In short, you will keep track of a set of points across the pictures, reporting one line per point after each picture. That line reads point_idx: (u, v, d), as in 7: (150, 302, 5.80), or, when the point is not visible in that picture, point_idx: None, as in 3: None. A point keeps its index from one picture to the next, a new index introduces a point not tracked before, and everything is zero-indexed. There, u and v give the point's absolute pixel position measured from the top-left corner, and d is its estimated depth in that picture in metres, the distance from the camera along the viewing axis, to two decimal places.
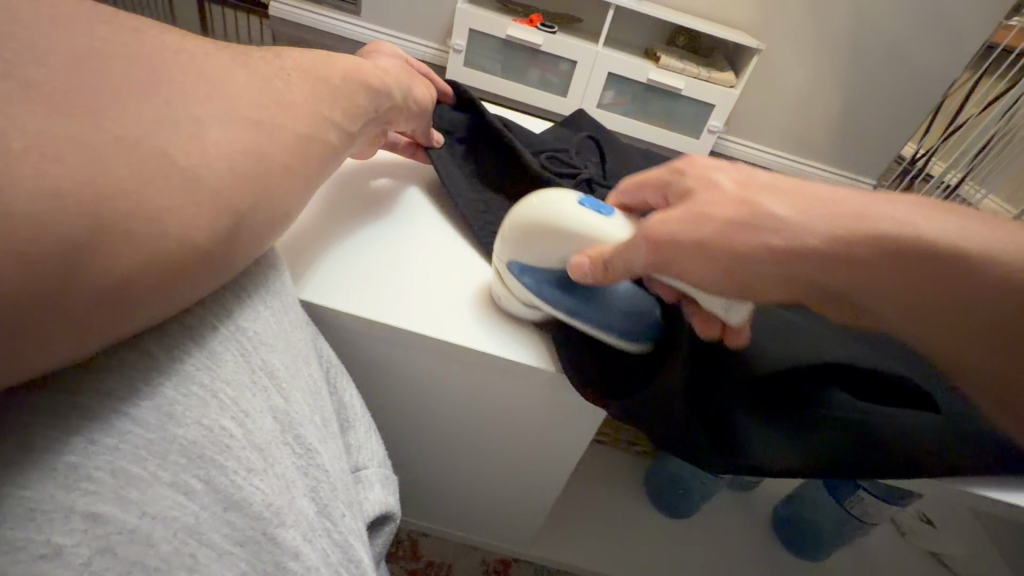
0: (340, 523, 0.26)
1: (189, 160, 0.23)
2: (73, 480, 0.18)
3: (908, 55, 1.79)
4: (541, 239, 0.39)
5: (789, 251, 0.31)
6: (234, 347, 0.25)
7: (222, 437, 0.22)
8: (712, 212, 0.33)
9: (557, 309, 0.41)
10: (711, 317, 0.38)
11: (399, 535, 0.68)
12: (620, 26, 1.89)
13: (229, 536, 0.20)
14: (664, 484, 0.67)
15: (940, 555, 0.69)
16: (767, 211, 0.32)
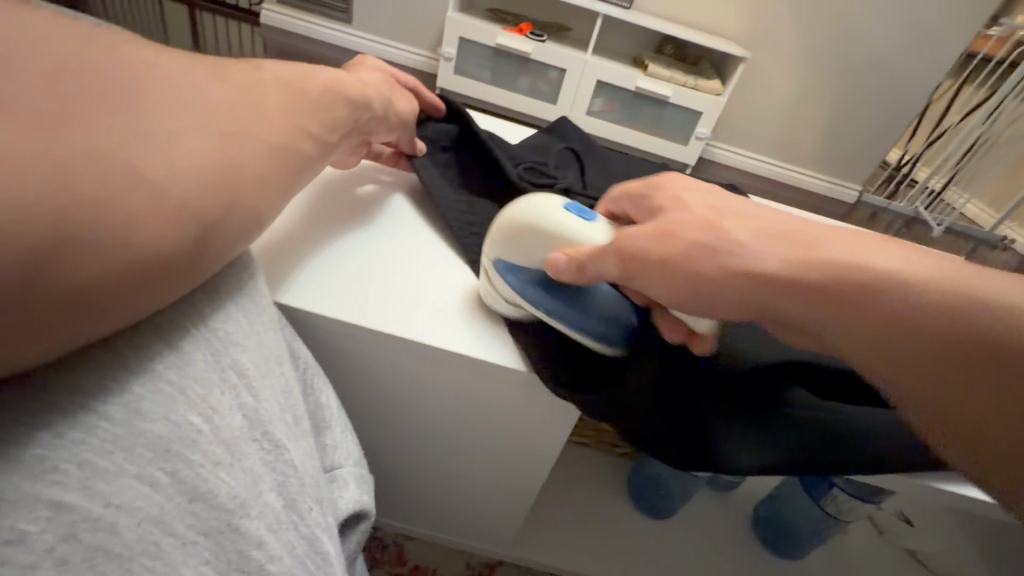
0: (308, 517, 0.26)
1: (162, 167, 0.24)
2: (40, 471, 0.19)
3: (890, 64, 1.83)
4: (527, 239, 0.40)
5: (755, 272, 0.31)
6: (204, 347, 0.26)
7: (189, 432, 0.23)
8: (678, 232, 0.34)
9: (537, 310, 0.42)
10: (678, 321, 0.39)
11: (384, 539, 0.68)
12: (608, 35, 1.92)
13: (193, 526, 0.21)
14: (644, 484, 0.68)
15: (916, 554, 0.70)
16: (729, 232, 0.33)
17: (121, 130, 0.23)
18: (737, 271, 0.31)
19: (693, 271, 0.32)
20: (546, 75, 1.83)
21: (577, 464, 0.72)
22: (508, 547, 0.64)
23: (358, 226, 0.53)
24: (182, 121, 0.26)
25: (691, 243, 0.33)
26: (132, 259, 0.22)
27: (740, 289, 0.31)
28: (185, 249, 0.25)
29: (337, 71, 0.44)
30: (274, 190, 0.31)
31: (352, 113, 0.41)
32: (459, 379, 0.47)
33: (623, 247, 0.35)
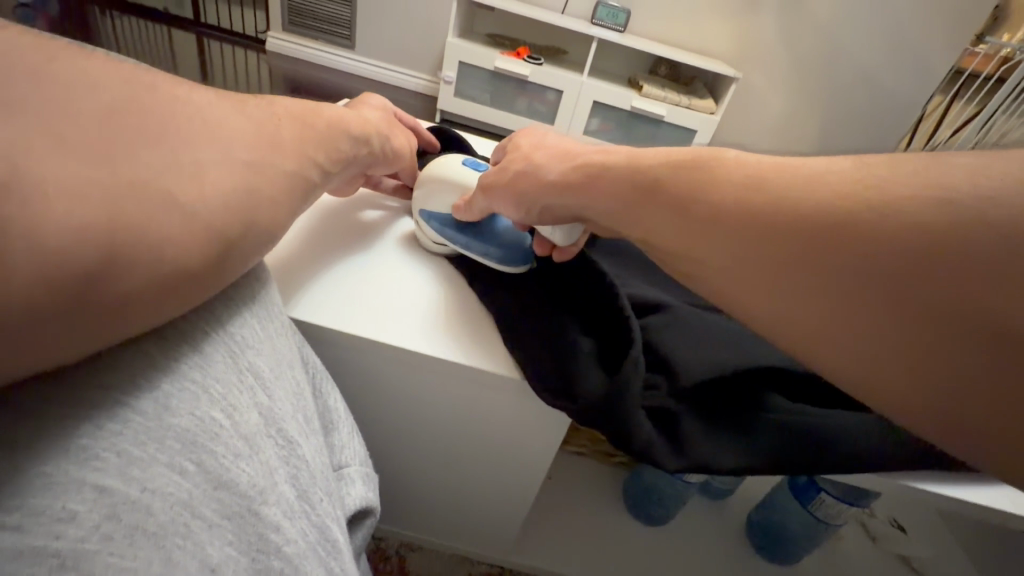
0: (318, 507, 0.29)
1: (189, 197, 0.26)
2: (84, 458, 0.21)
3: (878, 82, 1.88)
4: (440, 188, 0.55)
5: (543, 179, 0.45)
6: (223, 351, 0.29)
7: (211, 426, 0.25)
8: (511, 166, 0.48)
9: (454, 244, 0.54)
10: (543, 240, 0.53)
11: (387, 549, 0.70)
12: (603, 57, 1.99)
13: (217, 510, 0.24)
14: (639, 492, 0.69)
15: (911, 559, 0.71)
16: (537, 159, 0.47)
17: (157, 158, 0.26)
18: (541, 185, 0.45)
19: (513, 188, 0.47)
20: (543, 96, 1.89)
21: (573, 472, 0.74)
22: (507, 553, 0.66)
23: (360, 246, 0.56)
24: (208, 151, 0.29)
25: (515, 172, 0.47)
26: (165, 272, 0.25)
27: (542, 195, 0.45)
28: (208, 264, 0.28)
29: (341, 108, 0.47)
30: (285, 211, 0.34)
31: (351, 147, 0.45)
32: (457, 387, 0.50)
33: (482, 186, 0.50)
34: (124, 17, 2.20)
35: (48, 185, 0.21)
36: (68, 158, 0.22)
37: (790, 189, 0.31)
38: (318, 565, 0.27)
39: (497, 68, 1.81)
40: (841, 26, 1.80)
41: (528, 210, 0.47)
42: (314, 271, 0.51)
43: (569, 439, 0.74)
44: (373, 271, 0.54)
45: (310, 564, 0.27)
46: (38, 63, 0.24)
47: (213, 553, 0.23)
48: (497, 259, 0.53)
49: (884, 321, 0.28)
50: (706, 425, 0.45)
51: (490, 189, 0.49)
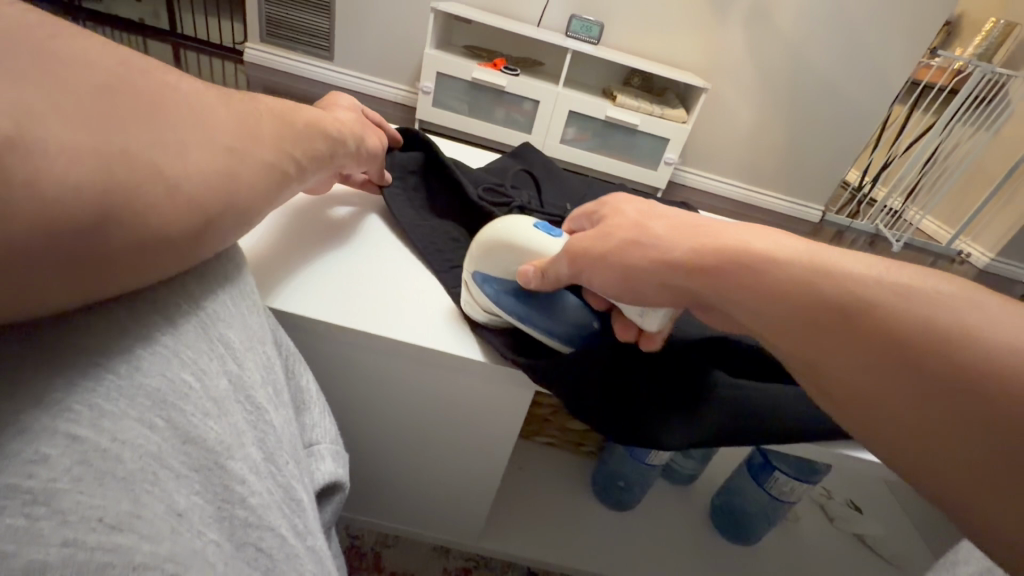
0: (284, 469, 0.31)
1: (173, 172, 0.29)
2: (58, 409, 0.23)
3: (840, 92, 1.97)
4: (505, 252, 0.48)
5: (662, 253, 0.39)
6: (196, 324, 0.31)
7: (181, 388, 0.28)
8: (615, 233, 0.42)
9: (511, 316, 0.49)
10: (628, 322, 0.45)
11: (362, 546, 0.71)
12: (578, 69, 2.05)
13: (186, 462, 0.26)
14: (607, 478, 0.72)
15: (865, 537, 0.75)
16: (653, 230, 0.40)
17: (143, 134, 0.28)
18: (654, 261, 0.39)
19: (623, 263, 0.40)
20: (520, 105, 1.93)
21: (545, 463, 0.76)
22: (479, 542, 0.67)
23: (332, 243, 0.58)
24: (192, 132, 0.31)
25: (624, 241, 0.41)
26: (145, 235, 0.27)
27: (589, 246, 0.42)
28: (187, 236, 0.30)
29: (314, 108, 0.50)
30: (261, 197, 0.36)
31: (326, 145, 0.47)
32: (429, 372, 0.52)
33: (566, 252, 0.43)
34: (99, 28, 2.19)
35: (45, 147, 0.23)
36: (63, 124, 0.24)
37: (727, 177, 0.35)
38: (282, 518, 0.30)
39: (475, 78, 1.85)
40: (805, 39, 1.89)
41: (630, 287, 0.41)
42: (286, 264, 0.53)
43: (540, 430, 0.76)
44: (345, 264, 0.56)
45: (275, 517, 0.29)
46: (32, 42, 0.26)
47: (181, 500, 0.25)
48: (557, 339, 0.49)
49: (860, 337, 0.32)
50: (663, 404, 0.48)
51: (590, 261, 0.42)
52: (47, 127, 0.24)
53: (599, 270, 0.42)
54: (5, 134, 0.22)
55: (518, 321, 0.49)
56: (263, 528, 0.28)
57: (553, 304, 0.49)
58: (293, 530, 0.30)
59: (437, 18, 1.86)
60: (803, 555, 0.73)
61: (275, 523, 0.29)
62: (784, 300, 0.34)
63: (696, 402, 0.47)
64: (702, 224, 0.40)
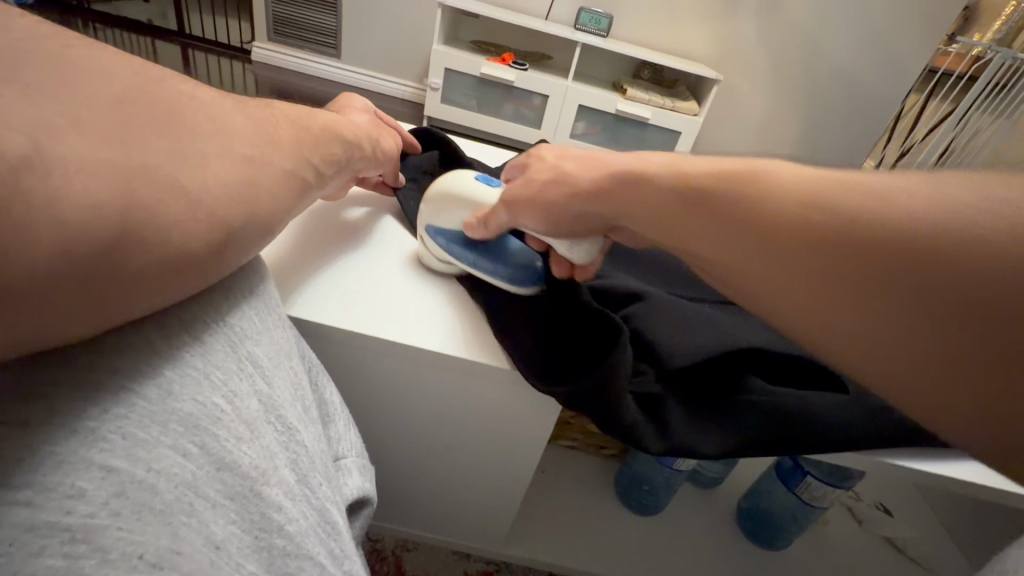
0: (317, 490, 0.31)
1: (193, 186, 0.28)
2: (92, 440, 0.22)
3: (856, 82, 1.93)
4: (448, 202, 0.53)
5: (568, 185, 0.45)
6: (223, 341, 0.30)
7: (213, 411, 0.27)
8: (534, 177, 0.48)
9: (462, 262, 0.53)
10: (560, 258, 0.51)
11: (383, 550, 0.71)
12: (588, 62, 2.02)
13: (221, 491, 0.25)
14: (630, 481, 0.71)
15: (895, 540, 0.74)
16: (564, 170, 0.46)
17: (162, 148, 0.27)
18: (568, 196, 0.44)
19: (543, 198, 0.46)
20: (529, 101, 1.91)
21: (565, 465, 0.75)
22: (500, 547, 0.66)
23: (351, 247, 0.57)
24: (211, 144, 0.30)
25: (544, 182, 0.46)
26: (170, 253, 0.26)
27: (536, 194, 0.46)
28: (209, 251, 0.29)
29: (330, 113, 0.49)
30: (282, 207, 0.35)
31: (343, 149, 0.46)
32: (450, 379, 0.51)
33: (504, 201, 0.48)
34: (108, 30, 2.19)
35: (65, 165, 0.22)
36: (78, 141, 0.23)
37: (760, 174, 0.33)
38: (319, 543, 0.29)
39: (483, 74, 1.83)
40: (819, 28, 1.85)
41: (553, 220, 0.46)
42: (306, 269, 0.52)
43: (560, 433, 0.75)
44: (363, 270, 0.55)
45: (312, 543, 0.28)
46: (46, 56, 0.25)
47: (218, 531, 0.24)
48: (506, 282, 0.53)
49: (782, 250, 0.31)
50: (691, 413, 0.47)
51: (514, 203, 0.48)
52: (65, 144, 0.23)
53: (523, 209, 0.47)
54: (22, 155, 0.21)
55: (468, 267, 0.53)
56: (302, 556, 0.27)
57: (501, 248, 0.53)
58: (330, 555, 0.29)
59: (444, 14, 1.84)
60: (831, 558, 0.72)
61: (313, 550, 0.28)
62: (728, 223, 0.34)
63: (727, 413, 0.47)
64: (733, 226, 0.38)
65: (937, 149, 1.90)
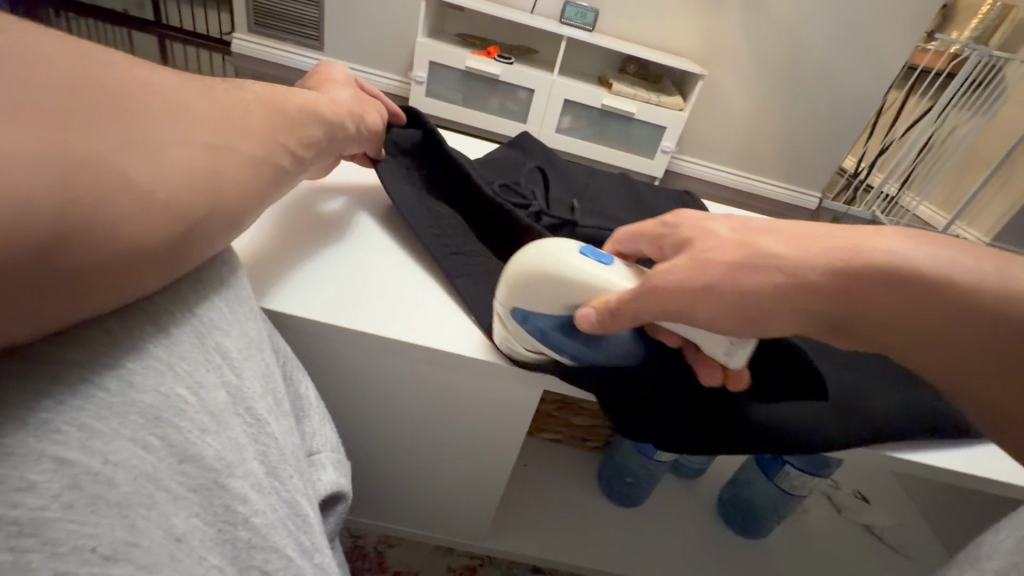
0: (288, 483, 0.30)
1: (146, 179, 0.26)
2: (44, 431, 0.21)
3: (838, 77, 1.95)
4: (545, 286, 0.42)
5: (750, 280, 0.36)
6: (191, 332, 0.30)
7: (177, 403, 0.26)
8: (711, 256, 0.37)
9: (560, 353, 0.45)
10: (713, 361, 0.43)
11: (365, 546, 0.70)
12: (573, 56, 2.02)
13: (183, 483, 0.24)
14: (613, 473, 0.71)
15: (873, 527, 0.75)
16: (749, 254, 0.36)
17: (117, 132, 0.26)
18: (773, 287, 0.35)
19: (738, 291, 0.36)
20: (515, 95, 1.90)
21: (549, 459, 0.75)
22: (484, 541, 0.66)
23: (330, 238, 0.56)
24: (169, 132, 0.28)
25: (733, 263, 0.36)
26: (133, 240, 0.25)
27: (686, 282, 0.37)
28: (166, 247, 0.27)
29: (311, 93, 0.48)
30: (251, 196, 0.34)
31: (323, 134, 0.45)
32: (431, 371, 0.51)
33: (659, 292, 0.37)
34: (81, 20, 2.13)
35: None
36: (26, 122, 0.22)
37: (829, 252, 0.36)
38: (287, 536, 0.29)
39: (468, 67, 1.81)
40: (802, 24, 1.86)
41: (740, 312, 0.36)
42: (283, 259, 0.51)
43: (544, 426, 0.75)
44: (341, 263, 0.53)
45: (279, 535, 0.28)
46: None
47: (179, 524, 0.24)
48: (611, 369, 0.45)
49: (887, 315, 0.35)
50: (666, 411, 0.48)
51: (686, 293, 0.37)
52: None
53: (703, 301, 0.37)
54: None
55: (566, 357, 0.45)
56: (267, 549, 0.27)
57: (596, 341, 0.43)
58: (298, 547, 0.29)
59: (428, 6, 1.82)
60: (811, 545, 0.73)
61: (279, 542, 0.28)
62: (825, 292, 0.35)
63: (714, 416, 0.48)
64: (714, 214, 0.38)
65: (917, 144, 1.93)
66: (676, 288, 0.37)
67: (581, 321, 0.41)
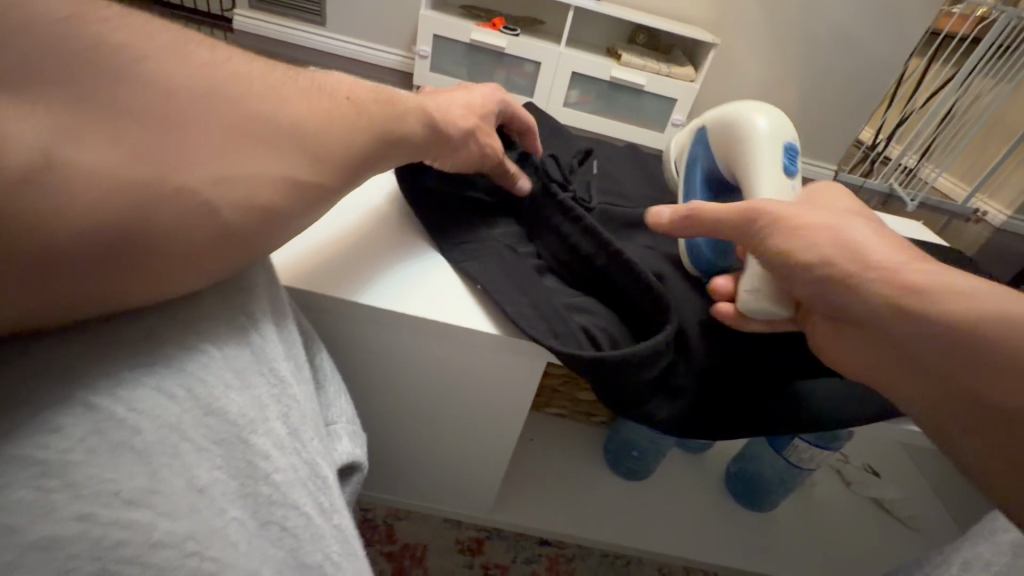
0: (308, 445, 0.33)
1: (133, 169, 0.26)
2: (80, 381, 0.26)
3: (857, 43, 1.87)
4: (728, 134, 0.54)
5: (807, 250, 0.37)
6: (220, 298, 0.33)
7: (202, 357, 0.30)
8: (810, 222, 0.38)
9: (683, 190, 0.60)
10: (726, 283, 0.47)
11: (375, 519, 0.71)
12: (581, 25, 1.95)
13: (207, 435, 0.27)
14: (622, 446, 0.71)
15: (882, 501, 0.75)
16: (821, 230, 0.37)
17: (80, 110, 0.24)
18: (796, 264, 0.38)
19: (807, 255, 0.37)
20: (521, 68, 1.85)
21: (556, 434, 0.75)
22: (491, 514, 0.67)
23: (343, 211, 0.54)
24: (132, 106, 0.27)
25: (813, 228, 0.38)
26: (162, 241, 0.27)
27: (771, 229, 0.40)
28: (211, 242, 0.29)
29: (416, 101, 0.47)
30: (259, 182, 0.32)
31: (403, 129, 0.43)
32: (437, 345, 0.50)
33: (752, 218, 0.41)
34: None
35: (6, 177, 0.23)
36: None
37: (846, 271, 0.36)
38: (307, 496, 0.30)
39: (473, 40, 1.77)
40: None
41: (783, 274, 0.39)
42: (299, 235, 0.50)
43: (551, 401, 0.74)
44: (353, 238, 0.52)
45: (299, 495, 0.30)
46: None
47: (201, 475, 0.26)
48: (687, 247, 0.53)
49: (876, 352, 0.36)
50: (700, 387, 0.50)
51: (771, 236, 0.39)
52: None
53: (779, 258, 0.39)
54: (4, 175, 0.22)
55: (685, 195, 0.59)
56: (287, 507, 0.29)
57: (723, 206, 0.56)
58: (317, 508, 0.31)
59: None
60: (819, 519, 0.73)
61: (299, 500, 0.30)
62: (823, 297, 0.37)
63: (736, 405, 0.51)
64: (786, 207, 0.40)
65: (939, 112, 1.86)
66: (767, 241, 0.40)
67: (653, 214, 0.48)
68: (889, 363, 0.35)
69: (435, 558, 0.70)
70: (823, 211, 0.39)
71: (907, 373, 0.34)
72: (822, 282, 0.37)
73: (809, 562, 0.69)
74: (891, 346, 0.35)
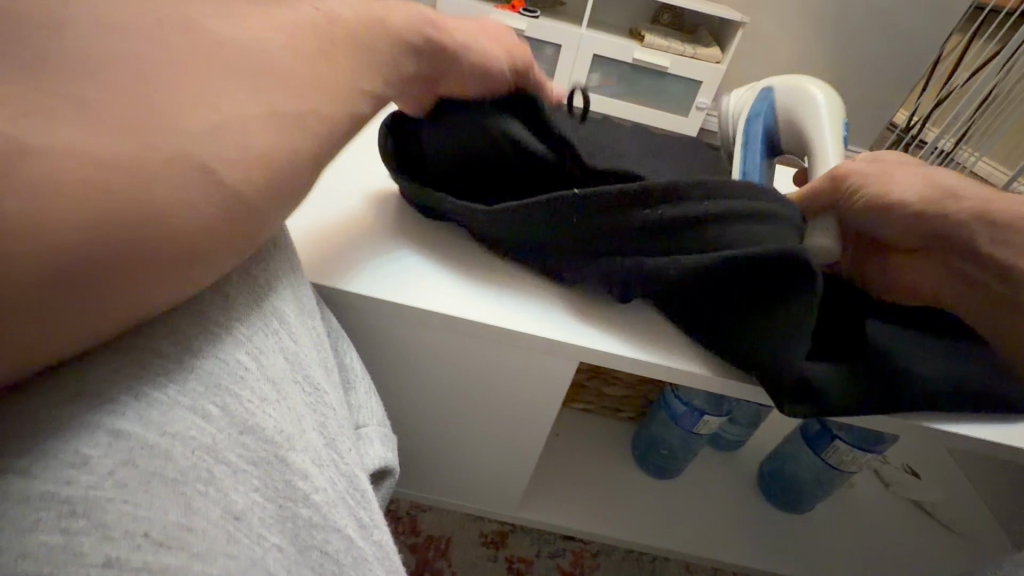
0: (345, 455, 0.34)
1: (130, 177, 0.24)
2: (106, 406, 0.26)
3: (895, 19, 1.77)
4: (798, 103, 0.60)
5: (898, 198, 0.45)
6: (249, 297, 0.34)
7: (237, 369, 0.30)
8: (887, 175, 0.47)
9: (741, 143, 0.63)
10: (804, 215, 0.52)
11: (398, 510, 0.71)
12: (603, 6, 1.89)
13: (243, 456, 0.28)
14: (649, 444, 0.69)
15: (923, 503, 0.72)
16: (886, 180, 0.46)
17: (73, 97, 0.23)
18: (874, 210, 0.46)
19: (886, 197, 0.46)
20: (542, 51, 1.80)
21: (581, 428, 0.74)
22: (515, 510, 0.66)
23: (369, 209, 0.54)
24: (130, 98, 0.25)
25: (876, 179, 0.46)
26: (163, 234, 0.25)
27: (856, 191, 0.47)
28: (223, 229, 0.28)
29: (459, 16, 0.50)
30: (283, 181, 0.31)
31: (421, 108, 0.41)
32: (464, 342, 0.49)
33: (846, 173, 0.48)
34: None
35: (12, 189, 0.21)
36: None
37: (956, 205, 0.44)
38: (347, 515, 0.32)
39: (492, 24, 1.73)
40: None
41: (883, 224, 0.47)
42: (329, 212, 0.52)
43: (577, 395, 0.73)
44: (380, 235, 0.51)
45: (339, 515, 0.31)
46: None
47: (236, 501, 0.27)
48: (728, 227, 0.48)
49: (969, 282, 0.46)
50: (720, 299, 0.47)
51: (863, 194, 0.47)
52: None
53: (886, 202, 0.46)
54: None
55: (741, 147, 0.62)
56: (328, 529, 0.30)
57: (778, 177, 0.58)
58: (357, 525, 0.32)
59: None
60: (855, 520, 0.70)
61: (339, 521, 0.31)
62: (946, 242, 0.45)
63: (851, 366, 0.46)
64: (858, 169, 0.48)
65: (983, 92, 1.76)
66: (859, 192, 0.47)
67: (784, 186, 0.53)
68: (975, 292, 0.46)
69: (460, 551, 0.69)
70: (887, 165, 0.47)
71: (961, 288, 0.46)
72: (938, 229, 0.45)
73: (844, 570, 0.66)
74: (955, 268, 0.46)
